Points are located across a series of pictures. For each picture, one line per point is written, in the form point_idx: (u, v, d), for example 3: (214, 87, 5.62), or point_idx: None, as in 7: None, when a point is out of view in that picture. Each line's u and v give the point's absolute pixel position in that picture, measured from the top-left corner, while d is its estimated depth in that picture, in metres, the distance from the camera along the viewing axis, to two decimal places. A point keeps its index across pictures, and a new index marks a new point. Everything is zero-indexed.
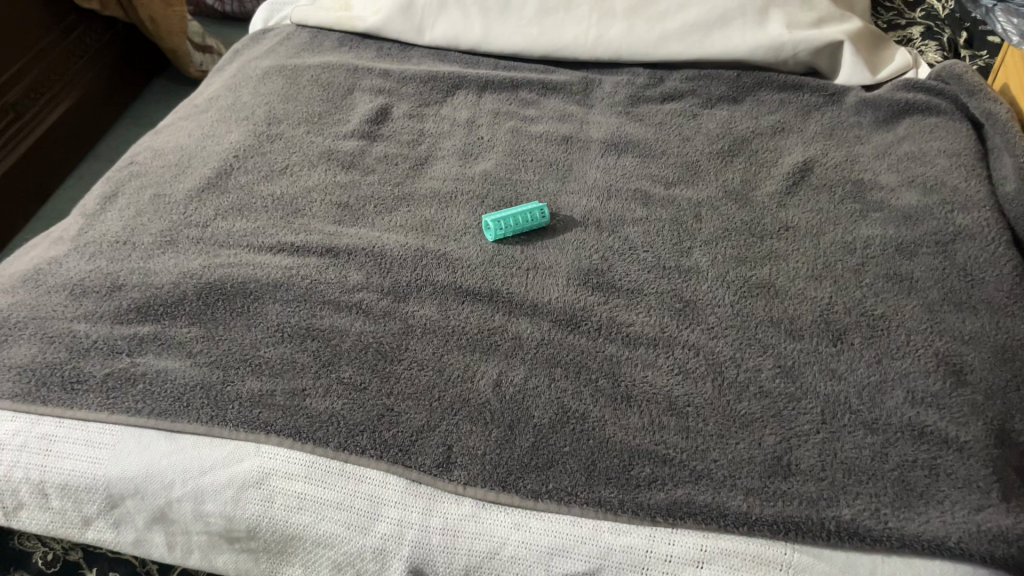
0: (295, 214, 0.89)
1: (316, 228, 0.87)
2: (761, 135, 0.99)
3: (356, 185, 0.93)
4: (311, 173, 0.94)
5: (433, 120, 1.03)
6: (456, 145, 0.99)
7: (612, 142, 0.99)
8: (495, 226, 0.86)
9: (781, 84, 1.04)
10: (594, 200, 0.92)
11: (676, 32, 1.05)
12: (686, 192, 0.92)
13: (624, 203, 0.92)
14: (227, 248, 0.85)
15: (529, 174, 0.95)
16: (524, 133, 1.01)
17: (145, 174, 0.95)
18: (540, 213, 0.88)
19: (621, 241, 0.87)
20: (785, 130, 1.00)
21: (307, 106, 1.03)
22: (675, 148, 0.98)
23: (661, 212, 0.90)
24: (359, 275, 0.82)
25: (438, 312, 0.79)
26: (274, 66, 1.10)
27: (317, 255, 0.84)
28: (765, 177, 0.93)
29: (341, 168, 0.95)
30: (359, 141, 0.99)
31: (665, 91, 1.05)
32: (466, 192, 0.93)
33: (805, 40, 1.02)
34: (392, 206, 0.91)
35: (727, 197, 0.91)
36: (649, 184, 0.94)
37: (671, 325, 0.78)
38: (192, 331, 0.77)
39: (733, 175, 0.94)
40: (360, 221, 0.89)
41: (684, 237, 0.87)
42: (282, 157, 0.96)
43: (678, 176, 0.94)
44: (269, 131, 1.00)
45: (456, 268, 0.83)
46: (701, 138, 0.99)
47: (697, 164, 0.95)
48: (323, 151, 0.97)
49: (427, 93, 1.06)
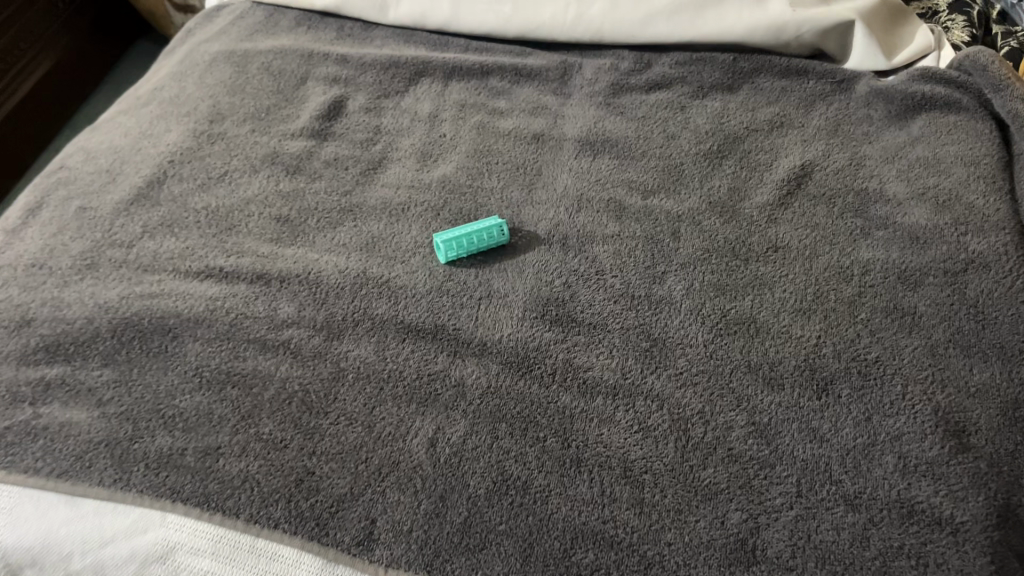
0: (230, 230, 0.81)
1: (250, 249, 0.79)
2: (756, 132, 0.88)
3: (300, 195, 0.84)
4: (251, 181, 0.86)
5: (392, 114, 0.93)
6: (415, 145, 0.90)
7: (588, 140, 0.89)
8: (448, 244, 0.77)
9: (783, 70, 0.93)
10: (561, 211, 0.83)
11: (665, 10, 0.93)
12: (666, 203, 0.82)
13: (596, 215, 0.82)
14: (151, 273, 0.77)
15: (492, 180, 0.86)
16: (491, 130, 0.91)
17: (73, 182, 0.87)
18: (500, 230, 0.79)
19: (587, 263, 0.78)
20: (784, 126, 0.88)
21: (255, 100, 0.94)
22: (657, 148, 0.87)
23: (635, 228, 0.80)
24: (291, 307, 0.74)
25: (374, 352, 0.71)
26: (223, 51, 1.00)
27: (247, 282, 0.76)
28: (756, 184, 0.83)
29: (285, 174, 0.86)
30: (308, 141, 0.90)
31: (651, 77, 0.94)
32: (419, 203, 0.83)
33: (809, 20, 0.90)
34: (336, 219, 0.82)
35: (711, 209, 0.81)
36: (625, 192, 0.84)
37: (634, 371, 0.69)
38: (104, 375, 0.70)
39: (720, 181, 0.83)
40: (299, 238, 0.80)
41: (659, 259, 0.77)
42: (222, 161, 0.87)
43: (658, 183, 0.84)
44: (210, 129, 0.91)
45: (399, 299, 0.74)
46: (688, 136, 0.88)
47: (680, 168, 0.85)
48: (268, 153, 0.88)
49: (386, 82, 0.96)
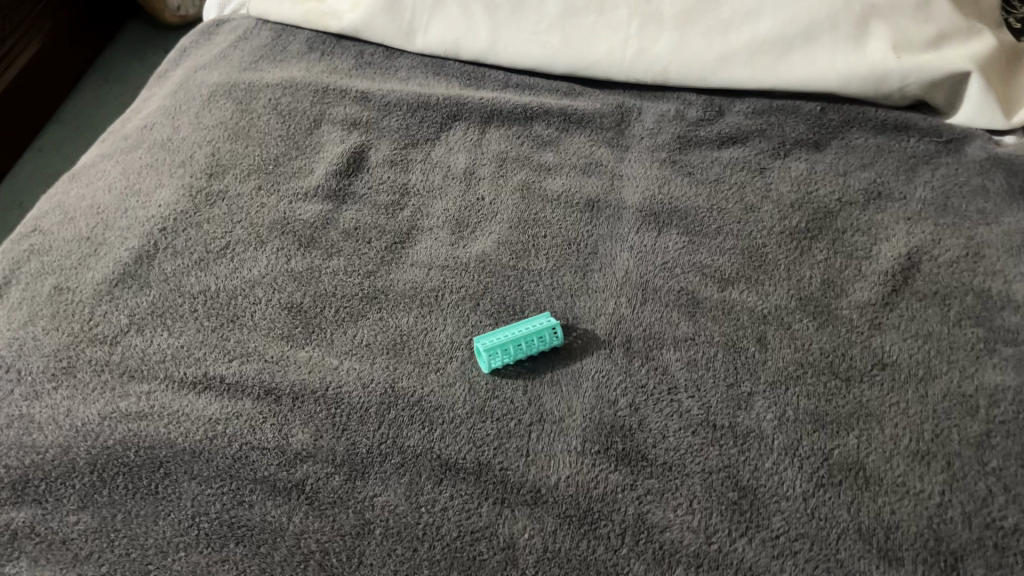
0: (232, 324, 0.68)
1: (256, 350, 0.67)
2: (849, 204, 0.75)
3: (314, 275, 0.71)
4: (257, 256, 0.73)
5: (421, 168, 0.79)
6: (448, 210, 0.76)
7: (651, 208, 0.76)
8: (490, 350, 0.65)
9: (878, 126, 0.80)
10: (623, 303, 0.70)
11: (742, 51, 0.80)
12: (747, 298, 0.69)
13: (665, 310, 0.69)
14: (138, 380, 0.65)
15: (540, 260, 0.73)
16: (536, 192, 0.77)
17: (47, 250, 0.74)
18: (551, 331, 0.66)
19: (657, 376, 0.65)
20: (882, 197, 0.75)
21: (261, 147, 0.81)
22: (734, 223, 0.74)
23: (712, 329, 0.68)
24: (305, 434, 0.62)
25: (406, 499, 0.59)
26: (224, 83, 0.87)
27: (253, 398, 0.64)
28: (853, 277, 0.70)
29: (296, 247, 0.73)
30: (323, 204, 0.76)
31: (724, 129, 0.81)
32: (455, 290, 0.71)
33: (914, 72, 0.76)
34: (358, 310, 0.69)
35: (802, 308, 0.68)
36: (698, 280, 0.71)
37: (720, 533, 0.57)
38: (80, 523, 0.58)
39: (811, 271, 0.71)
40: (313, 336, 0.68)
41: (743, 374, 0.65)
42: (223, 229, 0.74)
43: (737, 270, 0.71)
44: (209, 186, 0.78)
45: (434, 425, 0.62)
46: (769, 207, 0.75)
47: (762, 250, 0.72)
48: (276, 219, 0.75)
49: (414, 127, 0.82)
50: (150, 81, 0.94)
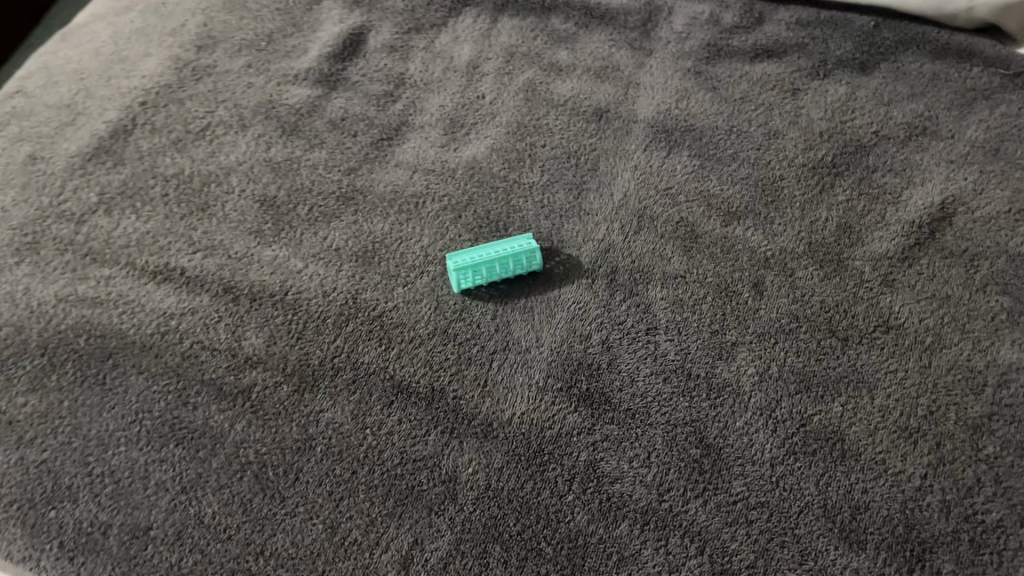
0: (201, 214, 0.65)
1: (221, 245, 0.64)
2: (887, 139, 0.67)
3: (293, 167, 0.68)
4: (236, 141, 0.69)
5: (421, 58, 0.74)
6: (444, 108, 0.71)
7: (663, 125, 0.69)
8: (459, 270, 0.60)
9: (937, 49, 0.70)
10: (615, 229, 0.64)
11: None
12: (751, 236, 0.63)
13: (658, 243, 0.64)
14: (100, 265, 0.63)
15: (534, 172, 0.67)
16: (542, 96, 0.71)
17: (26, 114, 0.71)
18: (528, 253, 0.61)
19: (638, 314, 0.61)
20: (926, 134, 0.67)
21: (256, 22, 0.76)
22: (753, 149, 0.67)
23: (706, 267, 0.62)
24: (259, 339, 0.59)
25: (352, 418, 0.57)
26: None
27: (211, 295, 0.61)
28: (874, 224, 0.63)
29: (278, 134, 0.69)
30: (310, 89, 0.71)
31: (760, 40, 0.72)
32: (438, 198, 0.66)
33: None
34: (333, 210, 0.66)
35: (810, 255, 0.62)
36: (702, 210, 0.65)
37: (674, 492, 0.54)
38: (28, 406, 0.57)
39: (828, 213, 0.64)
40: (282, 235, 0.64)
41: (732, 321, 0.60)
42: (205, 109, 0.70)
43: (747, 204, 0.65)
44: (197, 61, 0.73)
45: (391, 343, 0.59)
46: (795, 135, 0.67)
47: (778, 184, 0.65)
48: (261, 101, 0.71)
49: (420, 10, 0.77)
50: None
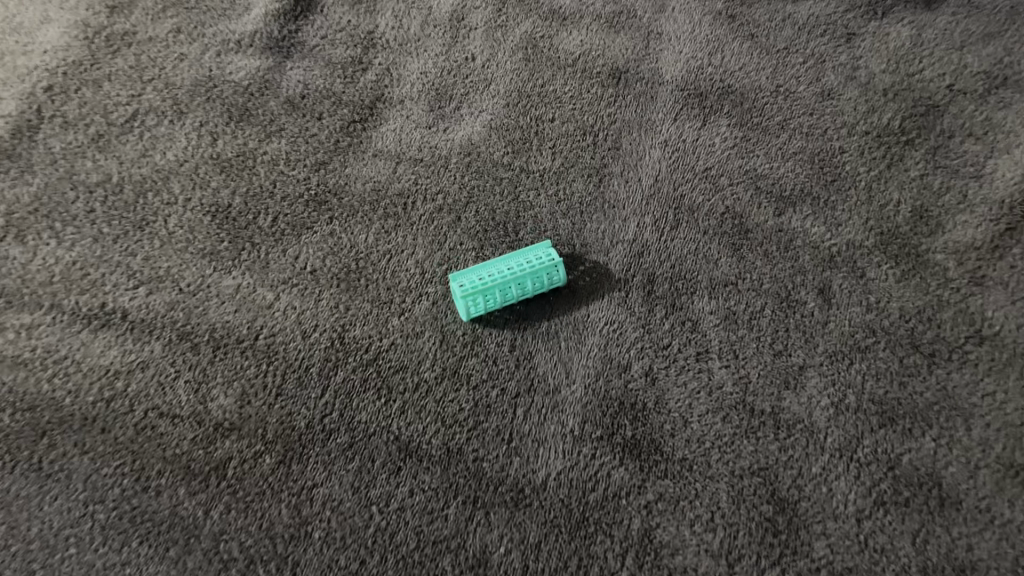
0: (140, 234, 0.53)
1: (169, 275, 0.51)
2: (962, 95, 0.56)
3: (249, 164, 0.55)
4: (173, 134, 0.56)
5: (392, 12, 0.62)
6: (425, 77, 0.58)
7: (694, 87, 0.58)
8: (469, 296, 0.49)
9: None
10: (648, 225, 0.53)
11: None
12: (810, 227, 0.53)
13: (701, 241, 0.53)
14: (15, 309, 0.50)
15: (543, 155, 0.55)
16: (545, 55, 0.59)
17: None
18: (549, 268, 0.50)
19: (684, 336, 0.51)
20: (1007, 85, 0.56)
21: None
22: (805, 116, 0.56)
23: (761, 271, 0.52)
24: (230, 399, 0.48)
25: (352, 493, 0.46)
26: None
27: (161, 343, 0.49)
28: (956, 205, 0.53)
29: (225, 120, 0.56)
30: (261, 58, 0.59)
31: None
32: (430, 196, 0.54)
33: None
34: (303, 219, 0.53)
35: (882, 248, 0.52)
36: (750, 196, 0.54)
37: (746, 561, 0.44)
38: None
39: (900, 194, 0.53)
40: (243, 256, 0.52)
41: (797, 339, 0.50)
42: (130, 93, 0.57)
43: (802, 186, 0.54)
44: (111, 28, 0.60)
45: (393, 395, 0.49)
46: (853, 95, 0.57)
47: (838, 159, 0.55)
48: (199, 79, 0.58)
49: None
50: None
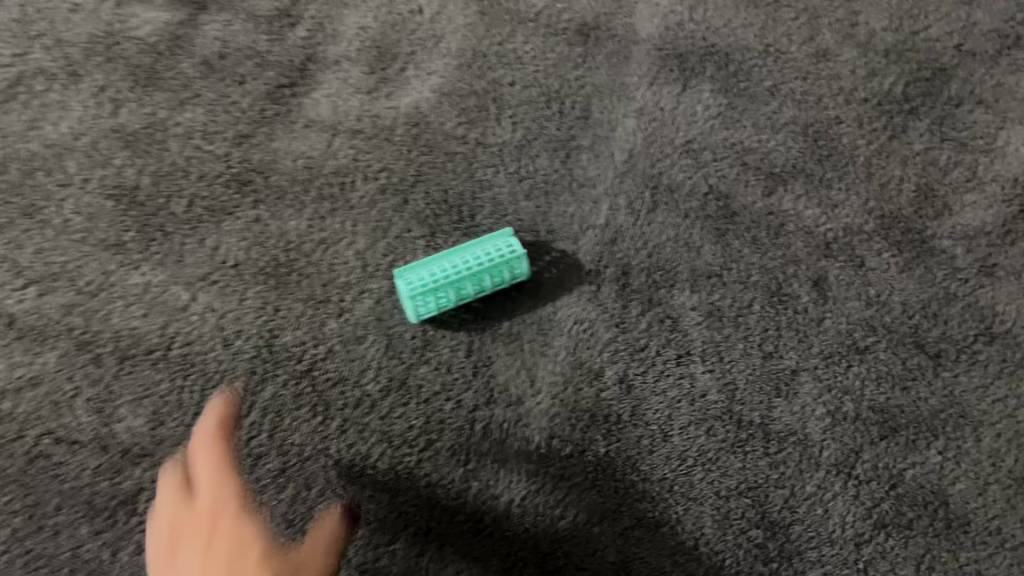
0: (28, 222, 0.45)
1: (65, 272, 0.44)
2: (970, 57, 0.50)
3: (158, 138, 0.47)
4: (66, 101, 0.47)
5: None
6: (364, 33, 0.50)
7: (673, 45, 0.51)
8: (416, 298, 0.42)
9: None
10: (622, 208, 0.47)
11: None
12: (804, 209, 0.47)
13: (682, 225, 0.47)
14: None
15: (502, 126, 0.48)
16: (503, 5, 0.52)
17: None
18: (509, 262, 0.43)
19: (663, 336, 0.45)
20: (1019, 46, 0.50)
21: None
22: (797, 80, 0.50)
23: (749, 260, 0.46)
24: (139, 420, 0.41)
25: (286, 529, 0.40)
26: None
27: (57, 355, 0.42)
28: (964, 183, 0.47)
29: (129, 85, 0.48)
30: (170, 10, 0.50)
31: None
32: (371, 174, 0.47)
33: None
34: (222, 202, 0.46)
35: (883, 233, 0.46)
36: (737, 173, 0.48)
37: None
38: None
39: (903, 171, 0.48)
40: (153, 248, 0.45)
41: (790, 339, 0.45)
42: (13, 50, 0.48)
43: (795, 161, 0.48)
44: None
45: (331, 411, 0.42)
46: (851, 56, 0.50)
47: (834, 130, 0.48)
48: (96, 34, 0.49)
49: None
50: None
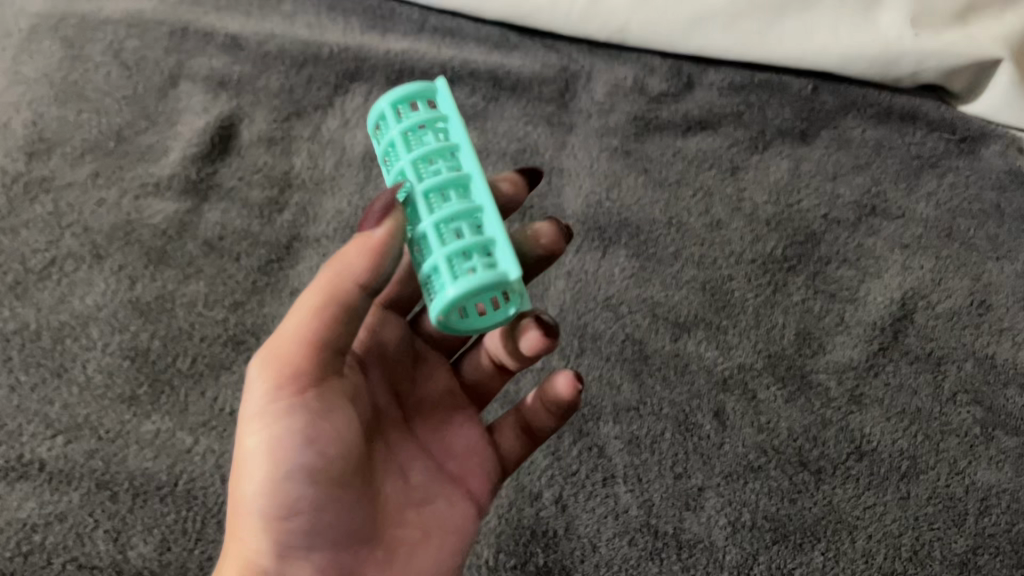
0: (57, 381, 0.53)
1: (88, 422, 0.52)
2: (836, 225, 0.61)
3: (168, 306, 0.56)
4: (91, 279, 0.57)
5: (308, 150, 0.64)
6: (341, 216, 0.61)
7: (595, 220, 0.62)
8: (426, 273, 0.35)
9: (880, 113, 0.65)
10: (555, 354, 0.57)
11: (722, 12, 0.64)
12: (704, 352, 0.57)
13: (605, 367, 0.56)
14: None
15: None
16: None
17: None
18: (418, 111, 0.39)
19: (591, 462, 0.54)
20: (876, 214, 0.62)
21: (96, 112, 0.64)
22: (696, 245, 0.61)
23: (660, 395, 0.55)
24: (149, 546, 0.49)
25: None
26: (49, 15, 0.69)
27: (79, 492, 0.50)
28: (834, 326, 0.58)
29: (144, 263, 0.58)
30: (179, 201, 0.61)
31: (692, 110, 0.66)
32: None
33: (935, 55, 0.61)
34: (222, 359, 0.55)
35: (770, 370, 0.56)
36: (649, 324, 0.58)
37: None
38: None
39: (785, 318, 0.58)
40: (162, 400, 0.53)
41: (696, 461, 0.53)
42: (48, 238, 0.58)
43: (696, 312, 0.58)
44: (29, 173, 0.61)
45: None
46: (740, 224, 0.61)
47: (727, 286, 0.59)
48: (117, 222, 0.59)
49: (299, 89, 0.67)
50: None
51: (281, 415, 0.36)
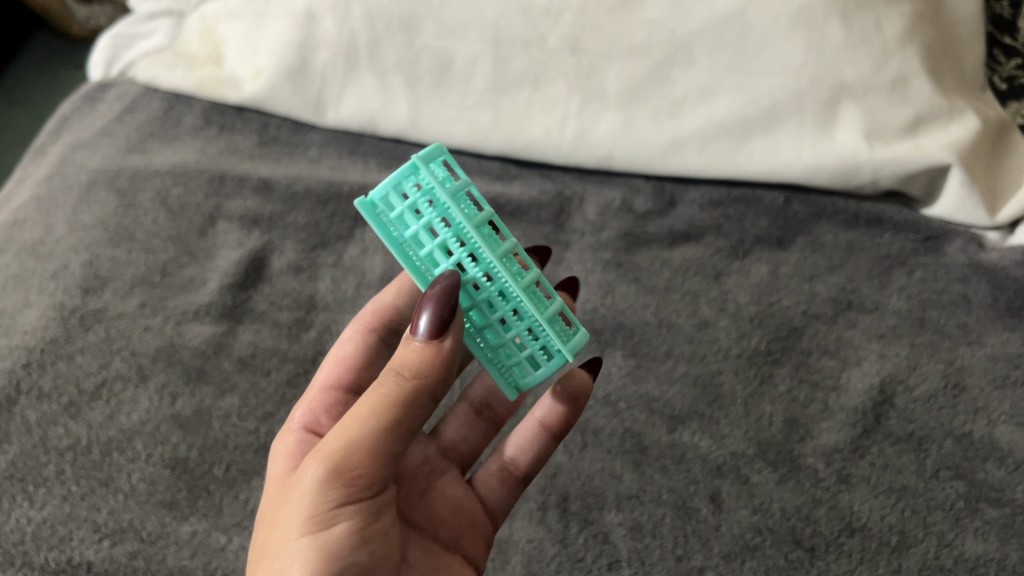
0: (104, 490, 0.59)
1: (132, 526, 0.57)
2: (814, 319, 0.67)
3: (205, 418, 0.62)
4: (137, 397, 0.63)
5: (331, 275, 0.71)
6: None
7: (592, 326, 0.68)
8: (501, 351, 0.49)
9: (849, 218, 0.71)
10: (560, 448, 0.62)
11: (696, 136, 0.72)
12: (698, 441, 0.61)
13: (606, 459, 0.61)
14: None
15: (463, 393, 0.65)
16: None
17: None
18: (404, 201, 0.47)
19: (596, 549, 0.57)
20: (852, 308, 0.67)
21: (145, 250, 0.73)
22: (686, 343, 0.66)
23: (659, 483, 0.59)
24: None
25: None
26: (106, 170, 0.78)
27: None
28: (819, 413, 0.62)
29: (184, 381, 0.64)
30: (216, 325, 0.68)
31: (675, 225, 0.73)
32: None
33: (889, 164, 0.68)
34: (253, 465, 0.60)
35: (762, 455, 0.60)
36: (646, 417, 0.62)
37: None
38: None
39: (772, 407, 0.62)
40: (199, 503, 0.58)
41: (695, 544, 0.57)
42: (99, 361, 0.65)
43: (689, 405, 0.63)
44: (84, 306, 0.68)
45: None
46: (726, 323, 0.67)
47: (716, 380, 0.64)
48: (161, 346, 0.66)
49: (323, 222, 0.75)
50: (27, 170, 0.85)
51: (340, 515, 0.43)
